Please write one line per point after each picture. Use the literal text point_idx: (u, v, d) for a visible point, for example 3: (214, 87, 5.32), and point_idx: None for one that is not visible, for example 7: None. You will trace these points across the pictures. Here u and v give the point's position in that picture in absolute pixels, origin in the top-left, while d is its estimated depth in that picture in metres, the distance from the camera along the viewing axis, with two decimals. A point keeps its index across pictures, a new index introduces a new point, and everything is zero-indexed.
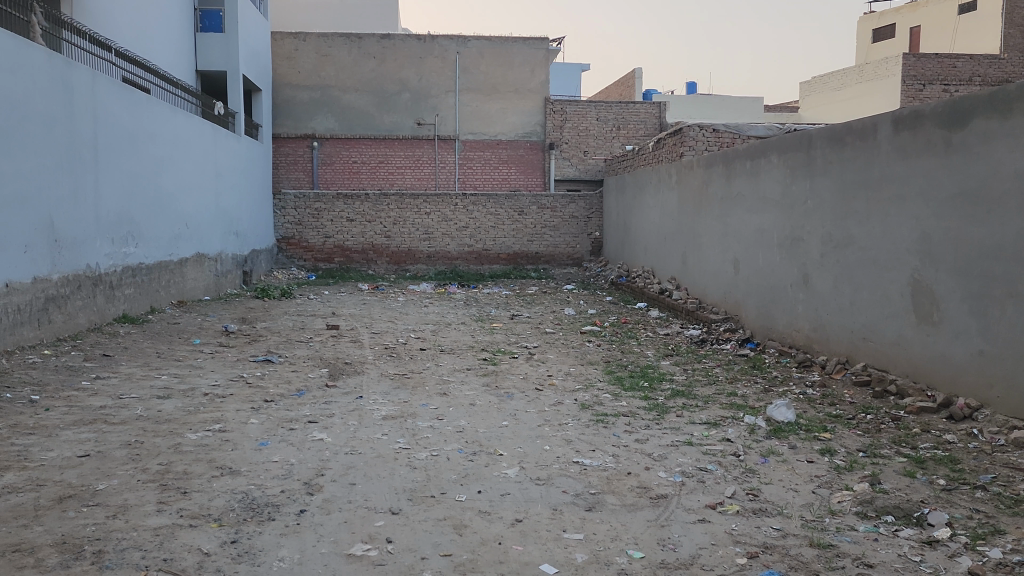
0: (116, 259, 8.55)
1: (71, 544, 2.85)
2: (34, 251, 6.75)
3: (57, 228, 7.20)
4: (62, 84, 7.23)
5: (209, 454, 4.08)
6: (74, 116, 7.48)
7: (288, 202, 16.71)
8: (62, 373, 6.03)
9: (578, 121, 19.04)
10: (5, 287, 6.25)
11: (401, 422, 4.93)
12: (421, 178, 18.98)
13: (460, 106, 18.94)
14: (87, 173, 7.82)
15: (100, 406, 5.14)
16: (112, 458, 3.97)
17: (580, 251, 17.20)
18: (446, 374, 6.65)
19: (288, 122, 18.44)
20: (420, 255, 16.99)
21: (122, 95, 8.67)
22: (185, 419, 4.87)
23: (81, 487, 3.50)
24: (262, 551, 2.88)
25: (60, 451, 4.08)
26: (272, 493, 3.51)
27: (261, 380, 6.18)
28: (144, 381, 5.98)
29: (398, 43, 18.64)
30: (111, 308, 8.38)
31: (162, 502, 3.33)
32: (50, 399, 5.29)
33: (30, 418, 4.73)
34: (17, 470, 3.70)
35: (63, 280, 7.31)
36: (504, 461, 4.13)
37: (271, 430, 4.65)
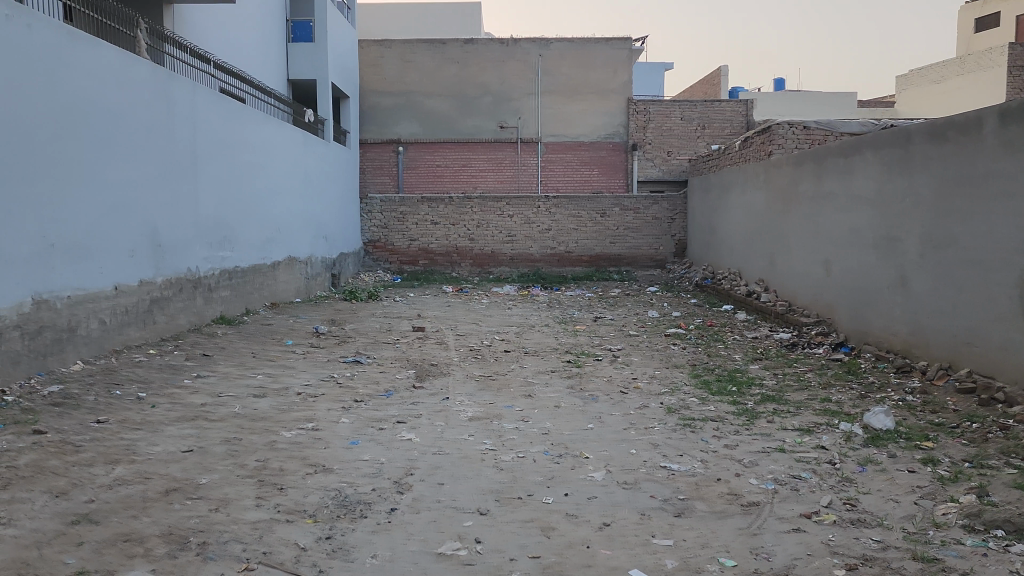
0: (213, 263, 8.90)
1: (177, 535, 2.99)
2: (139, 256, 7.10)
3: (160, 234, 7.56)
4: (164, 97, 7.60)
5: (302, 452, 4.19)
6: (175, 126, 7.85)
7: (375, 206, 17.18)
8: (165, 371, 6.31)
9: (661, 121, 18.80)
10: (113, 289, 6.60)
11: (487, 424, 4.98)
12: (502, 180, 19.04)
13: (542, 108, 18.96)
14: (187, 180, 8.18)
15: (200, 403, 5.38)
16: (212, 453, 4.14)
17: (663, 253, 16.96)
18: (529, 375, 6.66)
19: (374, 128, 18.90)
20: (503, 258, 17.09)
21: (219, 105, 9.04)
22: (280, 417, 5.03)
23: (184, 480, 3.65)
24: (355, 547, 2.95)
25: (164, 446, 4.28)
26: (363, 491, 3.58)
27: (350, 380, 6.35)
28: (241, 381, 6.21)
29: (480, 48, 18.85)
30: (209, 310, 8.74)
31: (260, 497, 3.45)
32: (155, 396, 5.55)
33: (136, 414, 4.98)
34: (126, 464, 3.90)
35: (165, 282, 7.66)
36: (590, 464, 4.11)
37: (360, 430, 4.75)
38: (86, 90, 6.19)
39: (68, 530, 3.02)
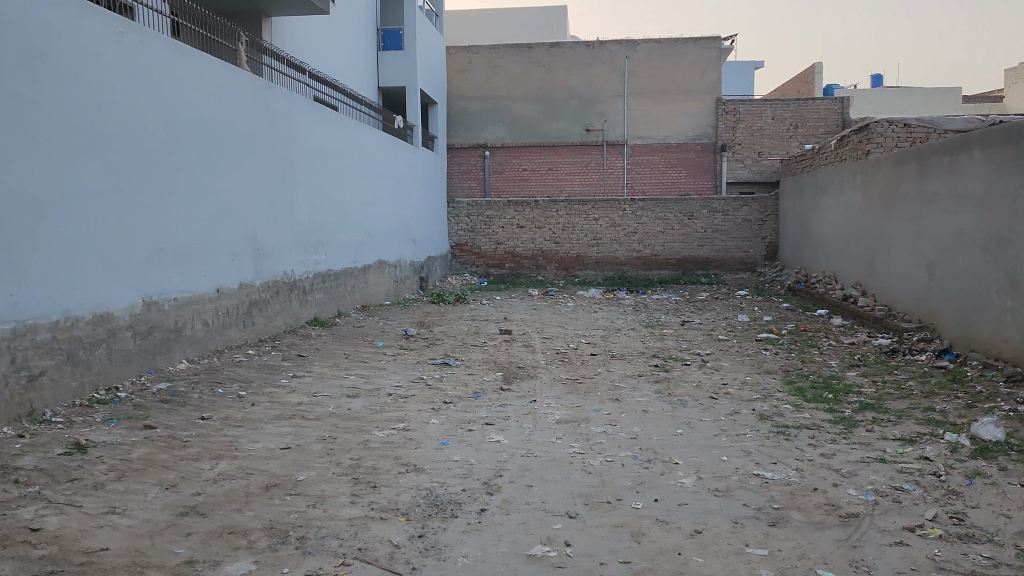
0: (308, 266, 9.19)
1: (278, 529, 3.10)
2: (240, 259, 7.40)
3: (259, 238, 7.86)
4: (263, 106, 7.90)
5: (394, 452, 4.30)
6: (273, 135, 8.15)
7: (462, 210, 17.40)
8: (264, 371, 6.57)
9: (752, 121, 18.36)
10: (215, 291, 6.90)
11: (575, 427, 4.97)
12: (588, 184, 18.98)
13: (629, 110, 18.82)
14: (284, 187, 8.48)
15: (298, 402, 5.57)
16: (309, 451, 4.28)
17: (754, 256, 16.53)
18: (617, 380, 6.62)
19: (461, 133, 19.19)
20: (589, 261, 17.02)
21: (314, 114, 9.33)
22: (372, 417, 5.16)
23: (283, 476, 3.79)
24: (447, 546, 3.00)
25: (265, 443, 4.45)
26: (454, 491, 3.64)
27: (440, 382, 6.45)
28: (335, 381, 6.40)
29: (567, 52, 18.84)
30: (304, 312, 9.03)
31: (355, 494, 3.55)
32: (255, 394, 5.78)
33: (238, 411, 5.20)
34: (229, 459, 4.08)
35: (264, 285, 7.96)
36: (681, 470, 4.06)
37: (450, 430, 4.83)
38: (192, 102, 6.50)
39: (178, 521, 3.18)
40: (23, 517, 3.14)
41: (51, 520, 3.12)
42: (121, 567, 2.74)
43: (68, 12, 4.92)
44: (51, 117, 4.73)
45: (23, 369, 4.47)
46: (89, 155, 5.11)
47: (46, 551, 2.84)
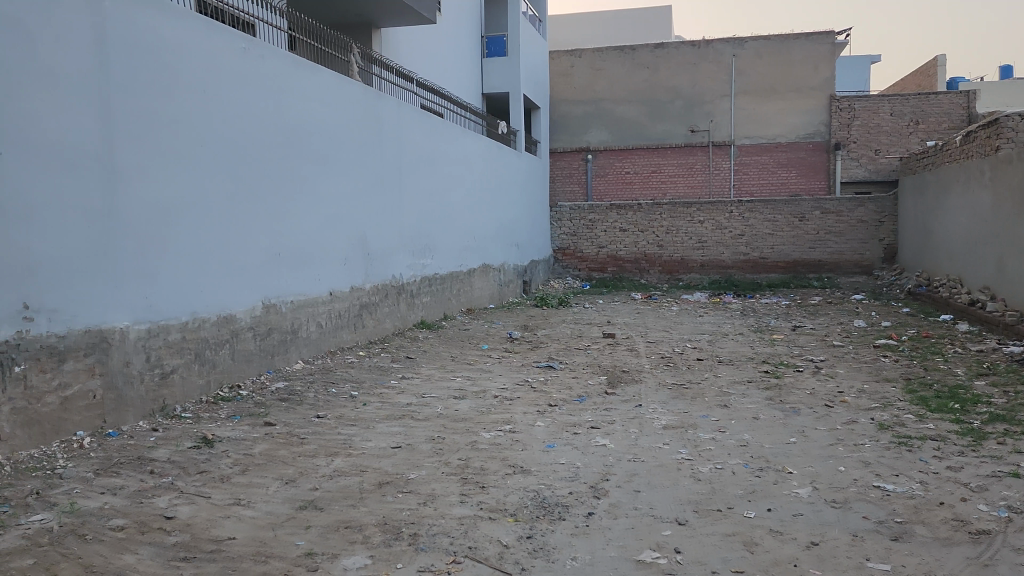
0: (415, 270, 9.41)
1: (391, 525, 3.19)
2: (351, 263, 7.65)
3: (370, 243, 8.11)
4: (373, 115, 8.16)
5: (502, 453, 4.35)
6: (382, 142, 8.40)
7: (564, 214, 17.49)
8: (374, 372, 6.77)
9: (868, 117, 17.62)
10: (328, 294, 7.16)
11: (682, 433, 4.89)
12: (693, 186, 18.68)
13: (736, 110, 18.36)
14: (393, 193, 8.72)
15: (407, 403, 5.71)
16: (420, 450, 4.38)
17: (870, 258, 15.70)
18: (725, 385, 6.45)
19: (564, 138, 19.22)
20: (694, 264, 16.70)
21: (421, 121, 9.56)
22: (479, 418, 5.24)
23: (395, 474, 3.90)
24: (555, 548, 3.01)
25: (377, 441, 4.58)
26: (561, 494, 3.65)
27: (545, 385, 6.46)
28: (442, 383, 6.53)
29: (672, 52, 18.56)
30: (412, 314, 9.25)
31: (464, 493, 3.61)
32: (366, 394, 5.97)
33: (351, 410, 5.39)
34: (344, 456, 4.22)
35: (373, 289, 8.20)
36: (794, 479, 3.93)
37: (556, 433, 4.84)
38: (307, 112, 6.77)
39: (297, 514, 3.32)
40: (158, 506, 3.37)
41: (183, 509, 3.33)
42: (246, 556, 2.88)
43: (196, 31, 5.22)
44: (180, 130, 5.03)
45: (157, 367, 4.78)
46: (213, 165, 5.40)
47: (179, 538, 3.03)
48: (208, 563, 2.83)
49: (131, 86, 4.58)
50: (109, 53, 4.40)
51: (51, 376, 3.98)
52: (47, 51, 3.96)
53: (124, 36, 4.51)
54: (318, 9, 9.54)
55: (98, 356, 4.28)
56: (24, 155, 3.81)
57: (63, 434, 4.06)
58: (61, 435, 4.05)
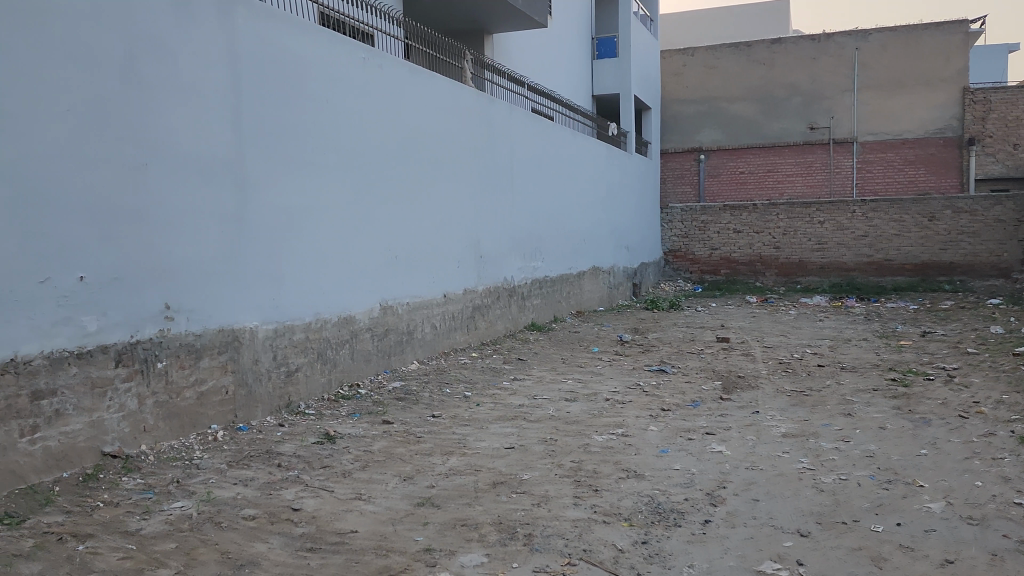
0: (526, 273, 9.48)
1: (507, 525, 3.23)
2: (465, 266, 7.78)
3: (482, 246, 8.23)
4: (486, 119, 8.29)
5: (615, 457, 4.32)
6: (495, 146, 8.51)
7: (675, 215, 17.29)
8: (487, 373, 6.88)
9: (1006, 110, 16.73)
10: (442, 296, 7.31)
11: (802, 441, 4.73)
12: (812, 185, 17.98)
13: (859, 105, 17.54)
14: (505, 197, 8.82)
15: (519, 404, 5.76)
16: (532, 452, 4.42)
17: (1008, 260, 14.70)
18: (848, 393, 6.18)
19: (676, 138, 18.91)
20: (812, 266, 16.08)
21: (532, 125, 9.63)
22: (591, 421, 5.23)
23: (509, 475, 3.95)
24: (671, 555, 2.97)
25: (491, 441, 4.65)
26: (676, 500, 3.60)
27: (657, 389, 6.37)
28: (553, 385, 6.54)
29: (790, 47, 17.94)
30: (522, 316, 9.34)
31: (578, 496, 3.61)
32: (479, 395, 6.06)
33: (465, 411, 5.48)
34: (459, 455, 4.31)
35: (486, 291, 8.32)
36: (926, 493, 3.73)
37: (670, 438, 4.78)
38: (422, 119, 6.94)
39: (416, 511, 3.41)
40: (286, 498, 3.54)
41: (309, 502, 3.48)
42: (369, 549, 2.98)
43: (320, 43, 5.45)
44: (304, 138, 5.25)
45: (283, 365, 5.00)
46: (335, 171, 5.61)
47: (306, 529, 3.17)
48: (333, 554, 2.94)
49: (261, 98, 4.83)
50: (241, 66, 4.66)
51: (189, 372, 4.24)
52: (185, 66, 4.23)
53: (254, 50, 4.76)
54: (433, 18, 9.76)
55: (230, 355, 4.53)
56: (166, 165, 4.09)
57: (200, 427, 4.32)
58: (198, 428, 4.30)
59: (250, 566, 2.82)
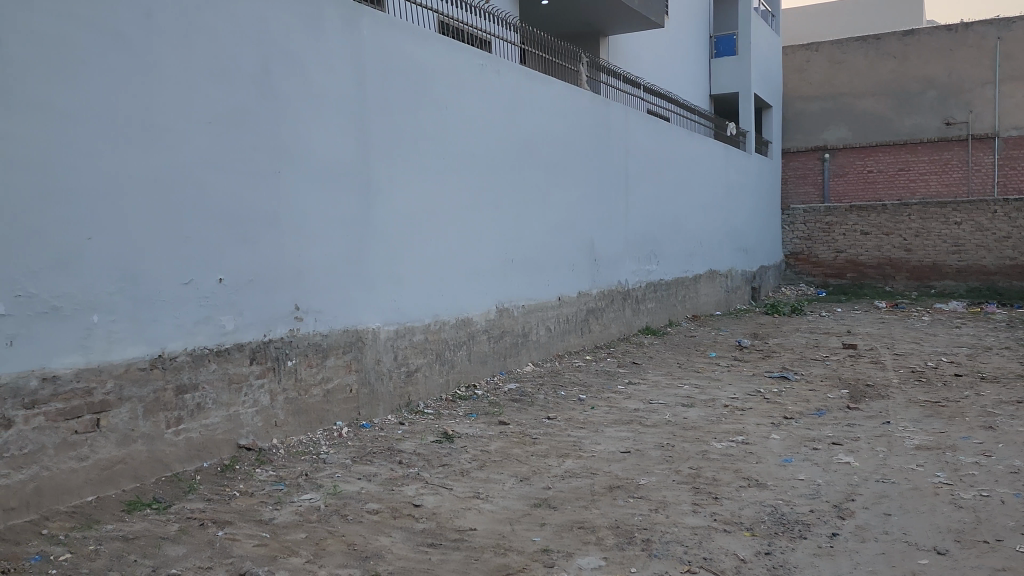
0: (641, 276, 9.37)
1: (624, 529, 3.20)
2: (579, 268, 7.77)
3: (597, 249, 8.19)
4: (601, 121, 8.26)
5: (735, 465, 4.21)
6: (610, 148, 8.47)
7: (797, 217, 16.68)
8: (602, 376, 6.84)
9: None
10: (556, 299, 7.32)
11: (938, 454, 4.46)
12: (948, 184, 16.95)
13: (1002, 98, 16.45)
14: (620, 199, 8.75)
15: (634, 409, 5.70)
16: (649, 457, 4.36)
17: None
18: (990, 406, 5.78)
19: (799, 136, 18.23)
20: (948, 270, 15.13)
21: (647, 126, 9.53)
22: (710, 428, 5.11)
23: (625, 479, 3.91)
24: (797, 567, 2.87)
25: (606, 445, 4.63)
26: (801, 511, 3.47)
27: (779, 397, 6.16)
28: (669, 390, 6.43)
29: (924, 39, 17.01)
30: (637, 320, 9.24)
31: (696, 503, 3.55)
32: (594, 398, 6.03)
33: (581, 414, 5.47)
34: (575, 458, 4.31)
35: (600, 294, 8.28)
36: None
37: (793, 448, 4.61)
38: (538, 122, 6.99)
39: (533, 511, 3.43)
40: (407, 493, 3.64)
41: (429, 499, 3.57)
42: (488, 548, 3.03)
43: (440, 51, 5.59)
44: (424, 143, 5.39)
45: (403, 365, 5.15)
46: (453, 175, 5.74)
47: (427, 525, 3.25)
48: (452, 551, 3.00)
49: (384, 105, 5.00)
50: (366, 75, 4.83)
51: (316, 369, 4.43)
52: (314, 76, 4.42)
53: (378, 59, 4.93)
54: (550, 22, 9.82)
55: (354, 354, 4.70)
56: (296, 171, 4.29)
57: (326, 423, 4.50)
58: (324, 424, 4.49)
59: (375, 558, 2.92)
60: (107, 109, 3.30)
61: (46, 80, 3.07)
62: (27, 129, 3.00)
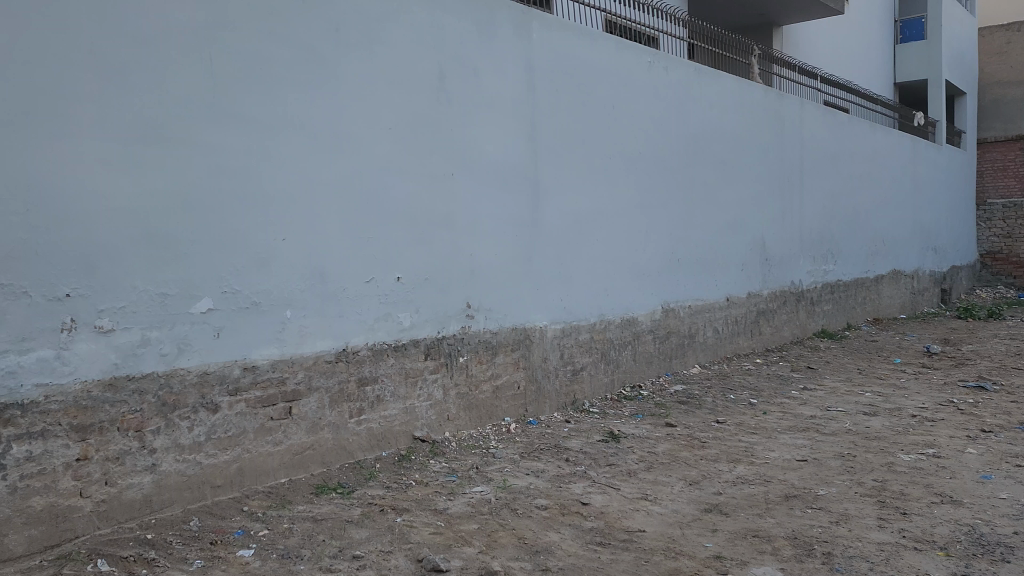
0: (817, 276, 8.92)
1: (802, 541, 3.06)
2: (749, 268, 7.50)
3: (769, 248, 7.87)
4: (775, 115, 7.94)
5: (926, 479, 3.91)
6: (784, 143, 8.12)
7: (995, 213, 15.67)
8: (774, 381, 6.57)
9: None
10: (725, 300, 7.10)
11: None
12: None
13: None
14: (794, 196, 8.37)
15: (811, 415, 5.43)
16: (828, 467, 4.15)
17: None
18: None
19: None
20: None
21: (825, 119, 9.06)
22: (896, 439, 4.78)
23: (803, 489, 3.74)
24: None
25: (781, 452, 4.44)
26: (1004, 533, 3.17)
27: (975, 408, 5.66)
28: (849, 397, 6.07)
29: None
30: (812, 322, 8.79)
31: (882, 518, 3.33)
32: (766, 403, 5.80)
33: (752, 419, 5.28)
34: (747, 464, 4.17)
35: (772, 295, 7.95)
36: None
37: (993, 464, 4.22)
38: (708, 118, 6.82)
39: (704, 517, 3.36)
40: (575, 491, 3.67)
41: (598, 498, 3.58)
42: (658, 550, 2.99)
43: (608, 50, 5.59)
44: (592, 143, 5.40)
45: (570, 364, 5.18)
46: (621, 174, 5.71)
47: (596, 524, 3.26)
48: (622, 551, 2.99)
49: (553, 107, 5.06)
50: (536, 77, 4.91)
51: (487, 366, 4.54)
52: (486, 80, 4.54)
53: (548, 61, 5.00)
54: (721, 15, 9.57)
55: (522, 352, 4.79)
56: (468, 174, 4.42)
57: (495, 418, 4.61)
58: (493, 420, 4.60)
59: (545, 553, 2.96)
60: (299, 120, 3.55)
61: (247, 94, 3.34)
62: (231, 140, 3.28)
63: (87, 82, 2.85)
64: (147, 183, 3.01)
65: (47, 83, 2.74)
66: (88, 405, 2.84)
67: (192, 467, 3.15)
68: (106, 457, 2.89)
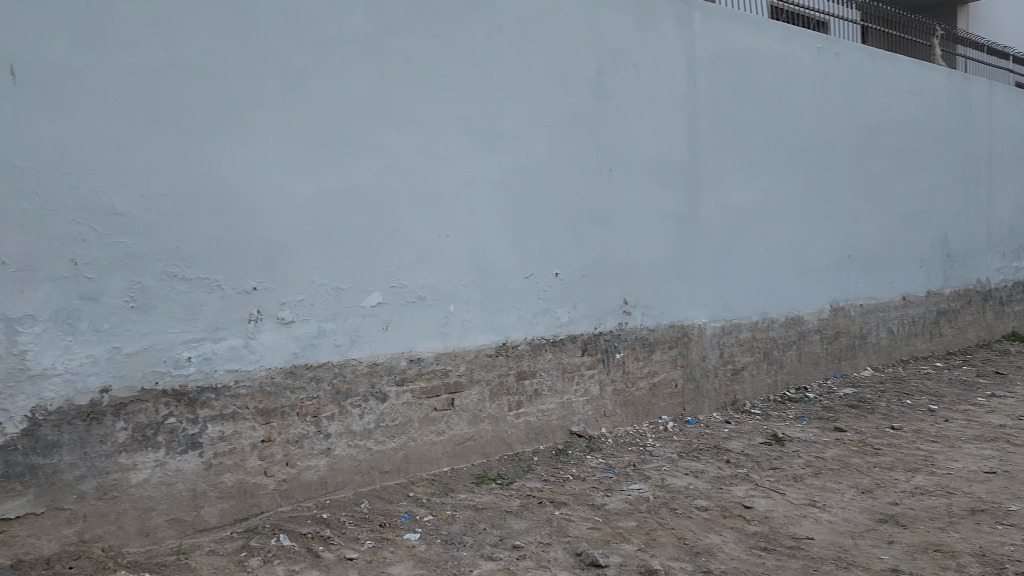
0: (1008, 273, 8.17)
1: (992, 559, 2.82)
2: (929, 265, 6.98)
3: (952, 243, 7.29)
4: (960, 99, 7.34)
5: None
6: (971, 129, 7.49)
7: None
8: (956, 386, 6.08)
9: None
10: (901, 299, 6.64)
11: None
12: None
13: None
14: (982, 186, 7.71)
15: (1000, 425, 4.98)
16: (1021, 480, 3.79)
17: None
18: None
19: None
20: None
21: (1018, 102, 8.28)
22: None
23: (992, 503, 3.44)
24: None
25: (965, 463, 4.10)
26: None
27: None
28: None
29: None
30: (1001, 324, 8.07)
31: None
32: (948, 410, 5.38)
33: (931, 426, 4.91)
34: (926, 474, 3.88)
35: (954, 294, 7.36)
36: None
37: None
38: (883, 105, 6.40)
39: (878, 527, 3.17)
40: (737, 494, 3.56)
41: (761, 502, 3.45)
42: (827, 559, 2.85)
43: (775, 37, 5.38)
44: (756, 135, 5.22)
45: (730, 363, 5.03)
46: (786, 166, 5.48)
47: (760, 528, 3.15)
48: (788, 558, 2.88)
49: (715, 99, 4.93)
50: (697, 70, 4.80)
51: (643, 363, 4.49)
52: (645, 74, 4.49)
53: (710, 52, 4.88)
54: None
55: (680, 349, 4.70)
56: (627, 169, 4.40)
57: (652, 417, 4.56)
58: (651, 418, 4.55)
59: (706, 555, 2.90)
60: (463, 121, 3.66)
61: (416, 97, 3.49)
62: (400, 141, 3.44)
63: (274, 91, 3.08)
64: (323, 183, 3.21)
65: (240, 93, 2.99)
66: (271, 391, 3.06)
67: (363, 452, 3.33)
68: (287, 439, 3.10)
